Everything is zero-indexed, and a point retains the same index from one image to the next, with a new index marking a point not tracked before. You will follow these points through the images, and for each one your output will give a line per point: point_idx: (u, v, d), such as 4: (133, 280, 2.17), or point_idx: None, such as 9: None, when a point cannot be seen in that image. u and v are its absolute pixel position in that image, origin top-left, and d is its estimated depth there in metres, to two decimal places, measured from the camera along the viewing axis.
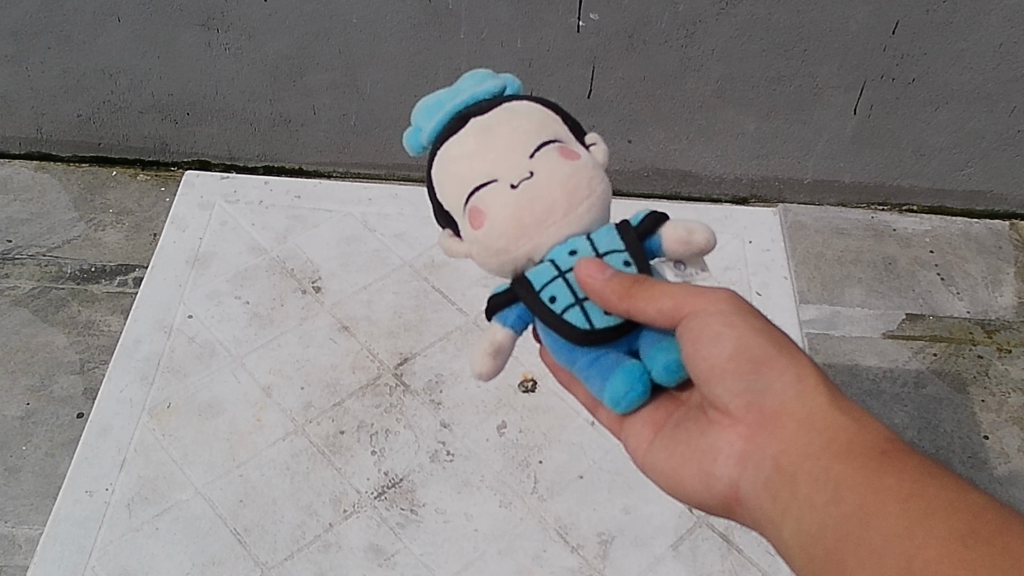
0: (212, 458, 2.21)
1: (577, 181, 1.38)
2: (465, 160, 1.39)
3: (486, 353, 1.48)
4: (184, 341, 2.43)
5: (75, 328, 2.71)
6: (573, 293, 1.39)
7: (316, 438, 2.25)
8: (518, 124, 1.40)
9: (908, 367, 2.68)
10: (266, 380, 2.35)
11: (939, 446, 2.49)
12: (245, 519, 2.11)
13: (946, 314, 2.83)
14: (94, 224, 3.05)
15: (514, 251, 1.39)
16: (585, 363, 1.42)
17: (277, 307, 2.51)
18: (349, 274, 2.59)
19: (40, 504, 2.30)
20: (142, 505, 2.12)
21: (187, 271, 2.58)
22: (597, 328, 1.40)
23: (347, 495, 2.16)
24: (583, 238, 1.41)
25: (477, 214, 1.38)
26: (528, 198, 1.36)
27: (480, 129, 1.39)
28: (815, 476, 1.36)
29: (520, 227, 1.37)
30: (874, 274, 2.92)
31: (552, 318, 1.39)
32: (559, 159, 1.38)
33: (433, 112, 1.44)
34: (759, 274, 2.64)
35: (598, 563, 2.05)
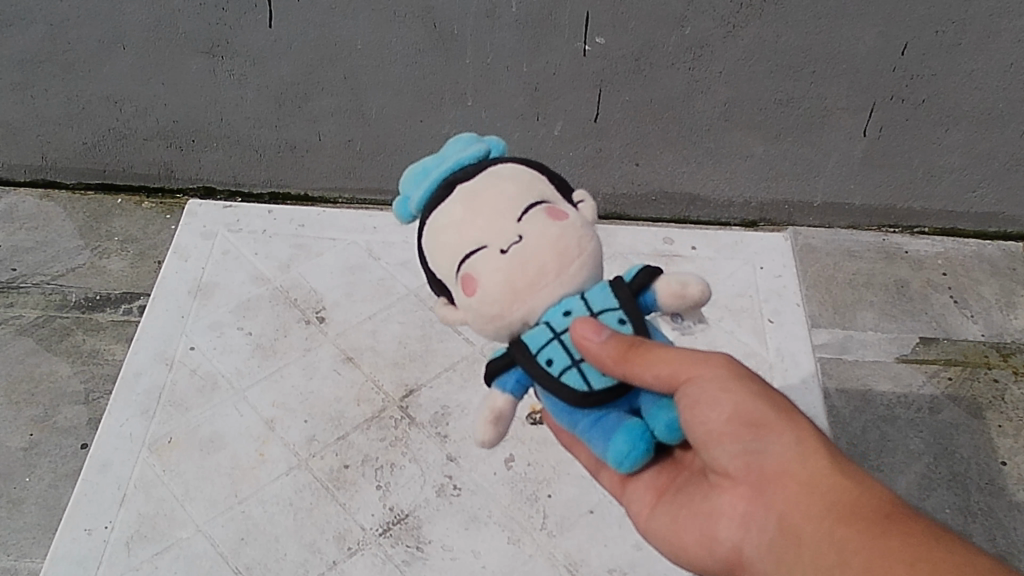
0: (213, 493, 2.16)
1: (567, 240, 1.33)
2: (453, 228, 1.34)
3: (487, 422, 1.44)
4: (186, 373, 2.38)
5: (79, 357, 2.68)
6: (571, 354, 1.33)
7: (320, 473, 2.20)
8: (504, 187, 1.35)
9: (922, 392, 2.62)
10: (269, 413, 2.30)
11: (955, 472, 2.44)
12: (246, 557, 2.06)
13: (960, 338, 2.78)
14: (99, 252, 3.02)
15: (509, 317, 1.33)
16: (586, 425, 1.37)
17: (281, 338, 2.46)
18: (355, 303, 2.54)
19: (42, 536, 2.26)
20: (142, 543, 2.07)
21: (189, 301, 2.53)
22: (596, 390, 1.34)
23: (351, 532, 2.11)
24: (578, 297, 1.35)
25: (469, 283, 1.33)
26: (519, 262, 1.30)
27: (467, 195, 1.35)
28: (819, 539, 1.31)
29: (513, 293, 1.31)
30: (885, 297, 2.88)
31: (551, 380, 1.34)
32: (547, 220, 1.33)
33: (419, 180, 1.39)
34: (770, 301, 2.56)
35: None
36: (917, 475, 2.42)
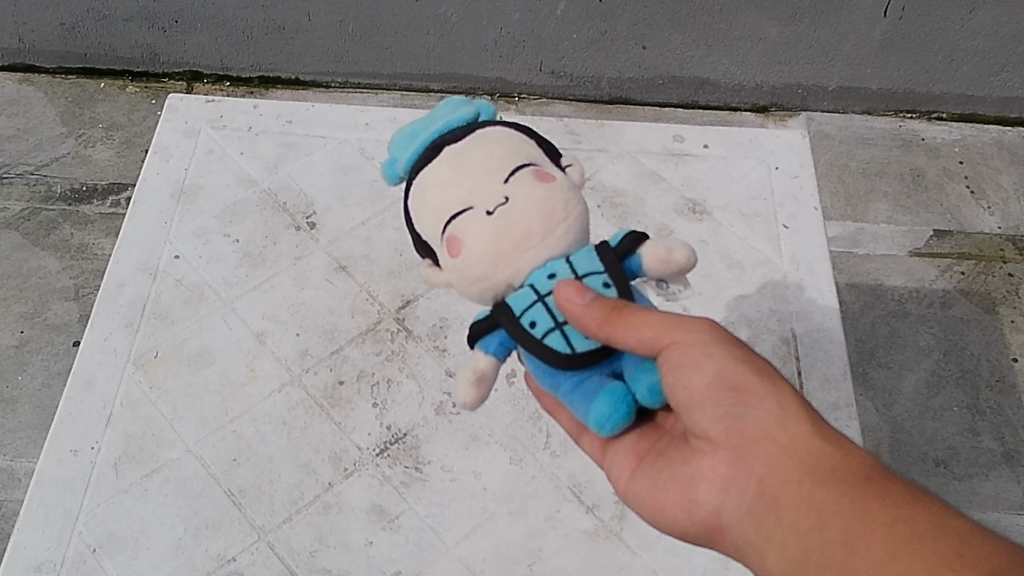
0: (203, 412, 2.07)
1: (554, 202, 1.35)
2: (441, 189, 1.36)
3: (469, 382, 1.42)
4: (171, 284, 2.26)
5: (69, 252, 2.89)
6: (554, 317, 1.35)
7: (314, 390, 2.11)
8: (492, 149, 1.38)
9: (935, 287, 3.02)
10: (259, 326, 2.20)
11: (965, 369, 2.84)
12: (239, 479, 1.99)
13: (977, 232, 3.15)
14: (83, 140, 3.16)
15: (494, 277, 1.35)
16: (568, 387, 1.38)
17: (270, 245, 2.34)
18: (347, 208, 2.40)
19: (36, 437, 2.52)
20: (130, 465, 2.00)
21: (172, 206, 2.39)
22: (579, 352, 1.36)
23: (347, 453, 2.03)
24: (562, 260, 1.36)
25: (454, 243, 1.35)
26: (504, 224, 1.32)
27: (455, 158, 1.37)
28: (797, 501, 1.31)
29: (498, 253, 1.33)
30: (900, 188, 3.24)
31: (533, 341, 1.36)
32: (534, 182, 1.35)
33: (408, 142, 1.42)
34: (786, 205, 2.40)
35: (615, 525, 1.94)
36: (926, 373, 2.82)
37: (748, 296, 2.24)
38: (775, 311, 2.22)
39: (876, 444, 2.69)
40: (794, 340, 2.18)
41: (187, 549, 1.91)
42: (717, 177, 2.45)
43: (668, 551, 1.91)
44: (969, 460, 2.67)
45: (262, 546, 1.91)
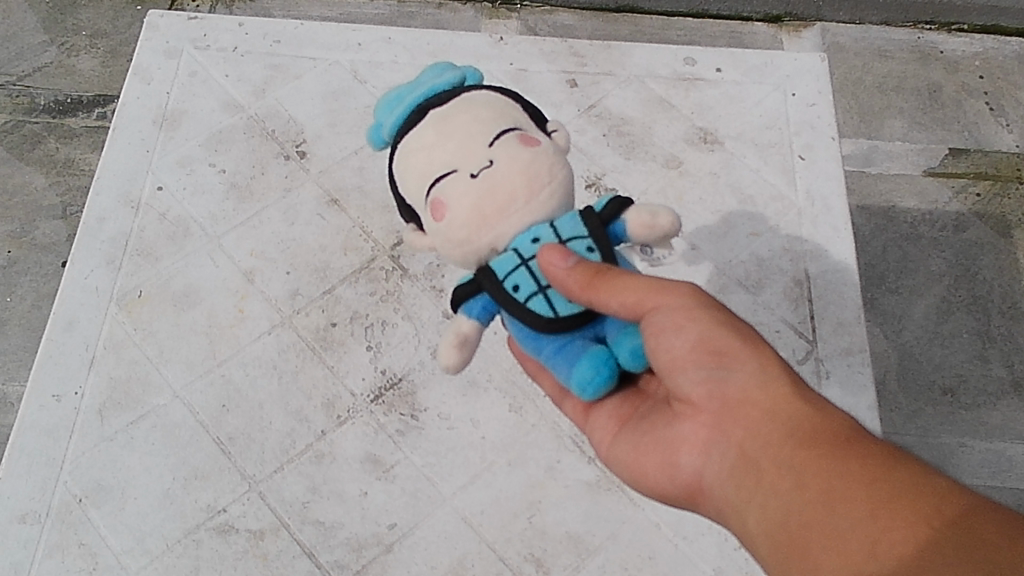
0: (190, 356, 1.99)
1: (539, 165, 1.29)
2: (424, 151, 1.30)
3: (452, 346, 1.35)
4: (155, 218, 2.15)
5: (54, 167, 2.82)
6: (538, 281, 1.29)
7: (305, 332, 2.02)
8: (477, 112, 1.31)
9: (949, 209, 2.91)
10: (248, 264, 2.10)
11: (977, 295, 2.76)
12: (228, 426, 1.92)
13: (994, 150, 3.03)
14: (66, 48, 3.06)
15: (477, 241, 1.29)
16: (551, 351, 1.32)
17: (258, 176, 2.22)
18: (338, 135, 2.28)
19: (27, 360, 2.50)
20: (115, 411, 1.92)
21: (155, 134, 2.26)
22: (563, 317, 1.30)
23: (341, 399, 1.95)
24: (546, 225, 1.31)
25: (436, 206, 1.29)
26: (489, 187, 1.27)
27: (439, 120, 1.31)
28: (779, 464, 1.23)
29: (482, 217, 1.27)
30: (916, 104, 3.10)
31: (517, 306, 1.29)
32: (519, 146, 1.29)
33: (392, 106, 1.36)
34: (801, 134, 2.27)
35: (617, 476, 1.88)
36: (936, 299, 2.74)
37: (760, 233, 2.13)
38: (788, 250, 2.11)
39: (883, 373, 2.62)
40: (807, 281, 2.08)
41: (175, 500, 1.85)
42: (729, 104, 2.32)
43: (671, 504, 1.85)
44: (977, 388, 2.61)
45: (253, 496, 1.85)
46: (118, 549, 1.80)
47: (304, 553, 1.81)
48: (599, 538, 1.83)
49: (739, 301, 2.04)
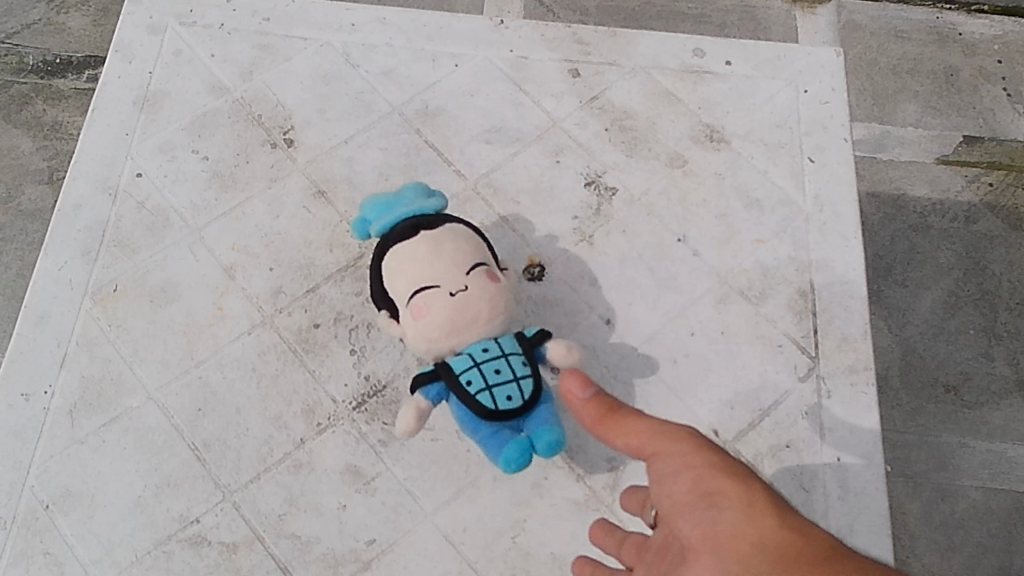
0: (166, 355, 1.91)
1: (497, 300, 1.66)
2: (415, 263, 1.65)
3: (410, 417, 1.64)
4: (133, 206, 2.06)
5: (40, 131, 2.74)
6: (486, 380, 1.61)
7: (287, 333, 1.94)
8: (460, 245, 1.68)
9: (960, 200, 2.79)
10: (229, 259, 2.01)
11: (984, 290, 2.65)
12: (204, 432, 1.85)
13: (1009, 138, 2.90)
14: (56, 5, 2.95)
15: (444, 342, 1.64)
16: (485, 434, 1.64)
17: (242, 164, 2.12)
18: (328, 122, 2.17)
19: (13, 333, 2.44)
20: (87, 413, 1.85)
21: (135, 116, 2.16)
22: (502, 410, 1.61)
23: (322, 405, 1.87)
24: (492, 340, 1.66)
25: (419, 308, 1.64)
26: (461, 307, 1.63)
27: (432, 241, 1.66)
28: (727, 555, 1.22)
29: (452, 325, 1.63)
30: (932, 87, 2.97)
31: (467, 395, 1.61)
32: (487, 280, 1.66)
33: (383, 211, 1.73)
34: (812, 135, 2.17)
35: (607, 496, 1.81)
36: (943, 293, 2.64)
37: (765, 240, 2.03)
38: (795, 259, 2.01)
39: (886, 368, 2.54)
40: (813, 293, 1.97)
41: (146, 509, 1.78)
42: (738, 100, 2.21)
43: None
44: (980, 387, 2.51)
45: (227, 507, 1.78)
46: (85, 559, 1.74)
47: (278, 569, 1.74)
48: (585, 561, 1.75)
49: (741, 313, 1.95)
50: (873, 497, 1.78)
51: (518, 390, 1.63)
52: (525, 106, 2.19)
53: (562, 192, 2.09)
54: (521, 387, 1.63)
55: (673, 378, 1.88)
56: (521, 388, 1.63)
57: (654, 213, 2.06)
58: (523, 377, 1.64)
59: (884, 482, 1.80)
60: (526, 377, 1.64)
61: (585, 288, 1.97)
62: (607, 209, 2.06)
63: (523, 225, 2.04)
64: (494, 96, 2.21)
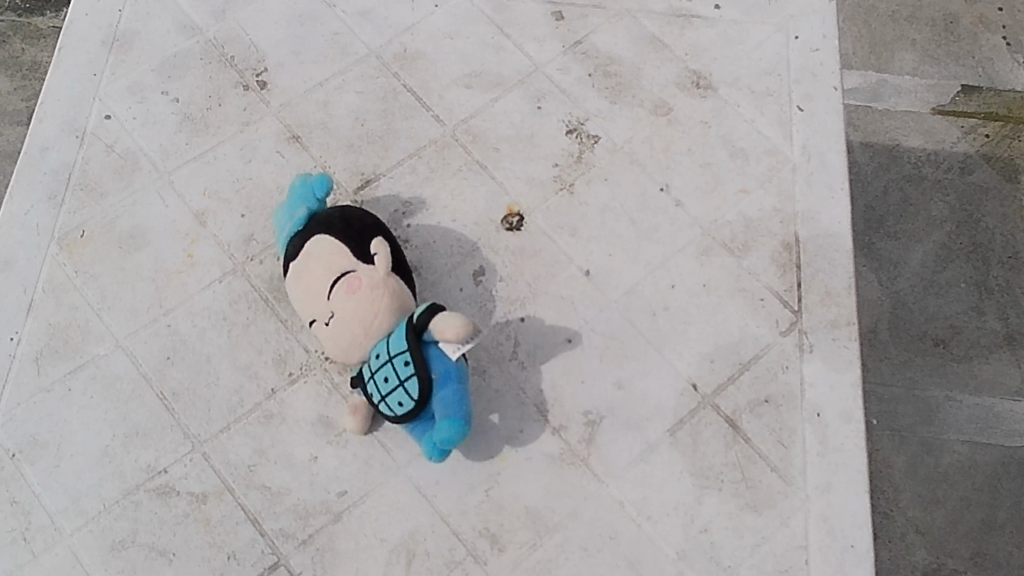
0: (134, 303, 1.88)
1: (363, 314, 1.64)
2: (299, 297, 1.73)
3: (348, 420, 1.74)
4: (102, 149, 2.02)
5: (20, 71, 2.76)
6: (381, 392, 1.64)
7: (259, 282, 1.89)
8: (314, 268, 1.70)
9: (955, 151, 2.73)
10: (200, 205, 1.96)
11: (977, 243, 2.59)
12: (173, 381, 1.81)
13: (1007, 88, 2.81)
14: None
15: (351, 360, 1.72)
16: (416, 427, 1.69)
17: (214, 107, 2.06)
18: (302, 64, 2.11)
19: None
20: (53, 360, 1.82)
21: (104, 56, 2.11)
22: (402, 415, 1.63)
23: (293, 355, 1.83)
24: (384, 341, 1.65)
25: (320, 339, 1.73)
26: (337, 332, 1.67)
27: (297, 274, 1.73)
28: None
29: (344, 353, 1.70)
30: (930, 35, 2.90)
31: (376, 407, 1.67)
32: (347, 296, 1.65)
33: (279, 229, 1.82)
34: (802, 82, 2.09)
35: (582, 450, 1.76)
36: (935, 246, 2.59)
37: (750, 191, 1.98)
38: (780, 210, 1.96)
39: (874, 321, 2.50)
40: (797, 246, 1.92)
41: (113, 458, 1.75)
42: (726, 46, 2.14)
43: (638, 481, 1.73)
44: (970, 341, 2.48)
45: (196, 458, 1.76)
46: (52, 508, 1.72)
47: (247, 520, 1.71)
48: (559, 514, 1.71)
49: (722, 266, 1.91)
50: (853, 453, 1.74)
51: (406, 394, 1.60)
52: (506, 50, 2.13)
53: (543, 140, 2.03)
54: (408, 390, 1.60)
55: (652, 331, 1.85)
56: (407, 391, 1.60)
57: (636, 162, 2.01)
58: (408, 379, 1.59)
59: (864, 438, 1.76)
60: (410, 378, 1.59)
61: (565, 238, 1.93)
62: (589, 157, 2.01)
63: (503, 174, 2.00)
64: (474, 40, 2.14)
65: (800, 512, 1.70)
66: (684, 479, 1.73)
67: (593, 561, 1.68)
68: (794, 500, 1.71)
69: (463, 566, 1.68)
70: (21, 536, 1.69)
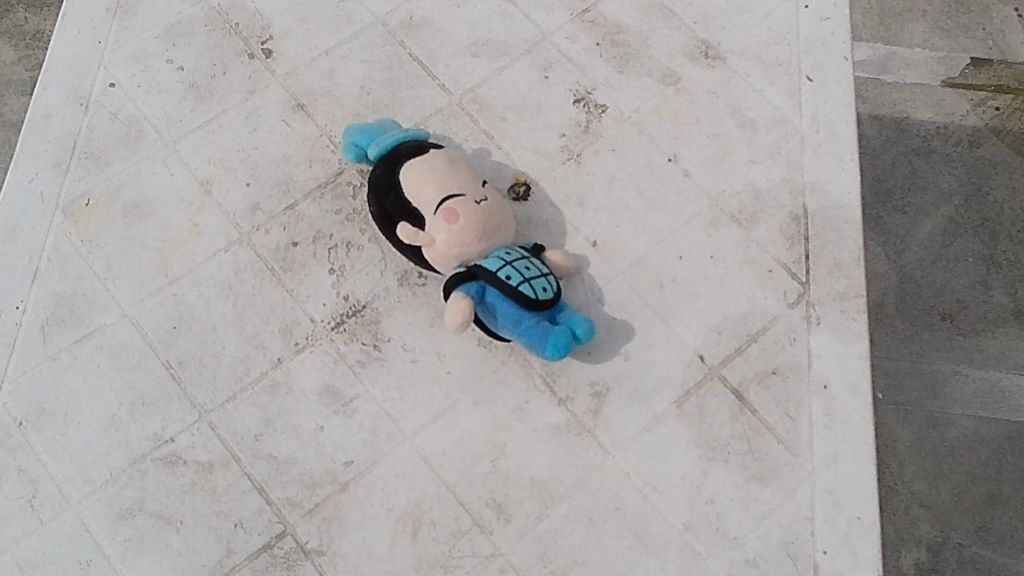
0: (140, 272, 1.87)
1: (507, 210, 1.76)
2: (439, 175, 1.71)
3: (460, 314, 1.65)
4: (106, 118, 2.00)
5: (22, 40, 2.65)
6: (522, 274, 1.66)
7: (265, 251, 1.88)
8: (467, 162, 1.77)
9: (963, 124, 2.59)
10: (205, 173, 1.95)
11: (985, 218, 2.47)
12: (179, 350, 1.81)
13: (1019, 61, 2.66)
14: None
15: (473, 247, 1.69)
16: (523, 327, 1.67)
17: (218, 75, 2.05)
18: (307, 33, 2.09)
19: None
20: (59, 329, 1.82)
21: (107, 23, 2.09)
22: (541, 299, 1.65)
23: (300, 325, 1.83)
24: (511, 246, 1.73)
25: (451, 213, 1.67)
26: (489, 211, 1.71)
27: (449, 159, 1.75)
28: None
29: (481, 227, 1.69)
30: (941, 4, 2.72)
31: (508, 288, 1.64)
32: (499, 192, 1.76)
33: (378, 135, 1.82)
34: (812, 52, 2.07)
35: (588, 421, 1.75)
36: (943, 221, 2.47)
37: (758, 161, 1.96)
38: (788, 181, 1.94)
39: (880, 297, 2.40)
40: (806, 217, 1.91)
41: (120, 427, 1.75)
42: (736, 14, 2.11)
43: (644, 452, 1.73)
44: (977, 315, 2.38)
45: (202, 427, 1.75)
46: (59, 477, 1.72)
47: (253, 489, 1.71)
48: (565, 485, 1.71)
49: (730, 237, 1.90)
50: (860, 426, 1.73)
51: (550, 283, 1.69)
52: (513, 18, 2.11)
53: (550, 109, 2.02)
54: (551, 281, 1.69)
55: (659, 302, 1.84)
56: (551, 282, 1.69)
57: (644, 132, 1.99)
58: (549, 275, 1.71)
59: (871, 410, 1.76)
60: (550, 275, 1.71)
61: (572, 208, 1.92)
62: (597, 127, 2.00)
63: (510, 144, 1.98)
64: (481, 8, 2.12)
65: (806, 483, 1.70)
66: (690, 450, 1.73)
67: (598, 532, 1.68)
68: (799, 472, 1.71)
69: (469, 536, 1.68)
70: (29, 504, 1.70)
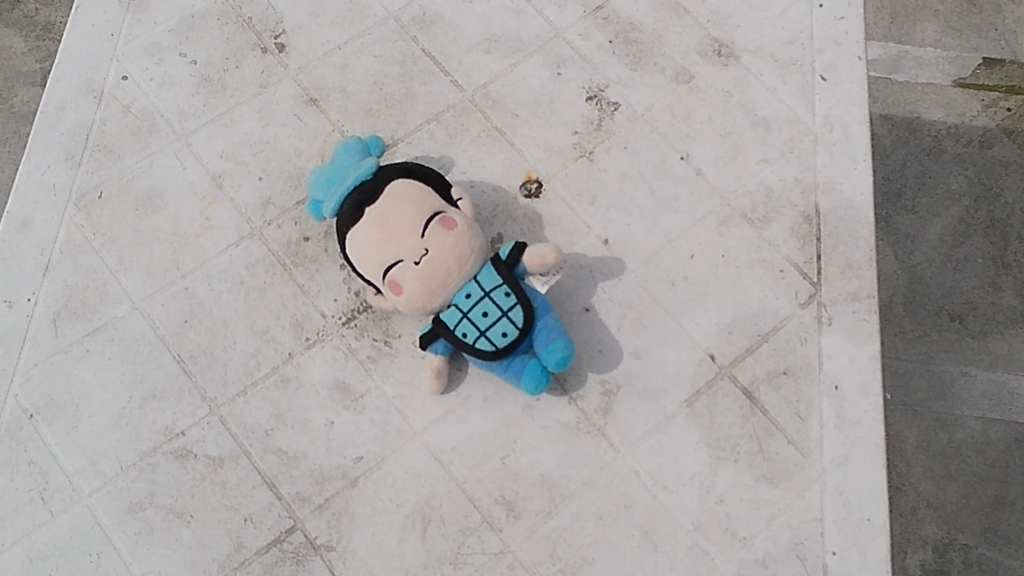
0: (151, 265, 1.87)
1: (460, 246, 1.62)
2: (374, 247, 1.63)
3: (430, 378, 1.72)
4: (119, 110, 2.01)
5: (33, 31, 2.65)
6: (478, 327, 1.62)
7: (276, 246, 1.89)
8: (405, 207, 1.63)
9: (975, 124, 2.58)
10: (217, 167, 1.95)
11: (995, 218, 2.47)
12: (191, 344, 1.81)
13: None
14: None
15: (430, 305, 1.64)
16: (502, 367, 1.69)
17: (231, 69, 2.05)
18: (320, 27, 2.08)
19: None
20: (71, 322, 1.83)
21: (121, 16, 2.09)
22: (503, 348, 1.62)
23: (311, 320, 1.83)
24: (472, 282, 1.64)
25: (394, 286, 1.62)
26: (430, 270, 1.60)
27: (378, 220, 1.63)
28: None
29: (429, 290, 1.61)
30: (952, 4, 2.71)
31: (466, 347, 1.63)
32: (444, 231, 1.62)
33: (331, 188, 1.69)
34: (825, 51, 2.06)
35: (599, 419, 1.75)
36: (953, 221, 2.46)
37: (771, 161, 1.96)
38: (801, 181, 1.94)
39: (889, 297, 2.40)
40: (818, 217, 1.90)
41: (131, 420, 1.76)
42: (750, 13, 2.11)
43: (654, 451, 1.73)
44: (986, 317, 2.37)
45: (213, 421, 1.76)
46: (70, 469, 1.73)
47: (264, 483, 1.72)
48: (574, 483, 1.71)
49: (742, 236, 1.89)
50: (870, 427, 1.73)
51: (511, 322, 1.62)
52: (526, 15, 2.10)
53: (563, 107, 2.01)
54: (513, 319, 1.62)
55: (670, 301, 1.84)
56: (513, 319, 1.62)
57: (657, 130, 1.99)
58: (513, 308, 1.63)
59: (881, 411, 1.75)
60: (515, 307, 1.62)
61: (584, 206, 1.92)
62: (609, 125, 2.00)
63: (522, 141, 1.98)
64: (494, 4, 2.11)
65: (816, 484, 1.70)
66: (700, 450, 1.73)
67: (607, 530, 1.68)
68: (810, 473, 1.71)
69: (479, 533, 1.68)
70: (39, 496, 1.71)
